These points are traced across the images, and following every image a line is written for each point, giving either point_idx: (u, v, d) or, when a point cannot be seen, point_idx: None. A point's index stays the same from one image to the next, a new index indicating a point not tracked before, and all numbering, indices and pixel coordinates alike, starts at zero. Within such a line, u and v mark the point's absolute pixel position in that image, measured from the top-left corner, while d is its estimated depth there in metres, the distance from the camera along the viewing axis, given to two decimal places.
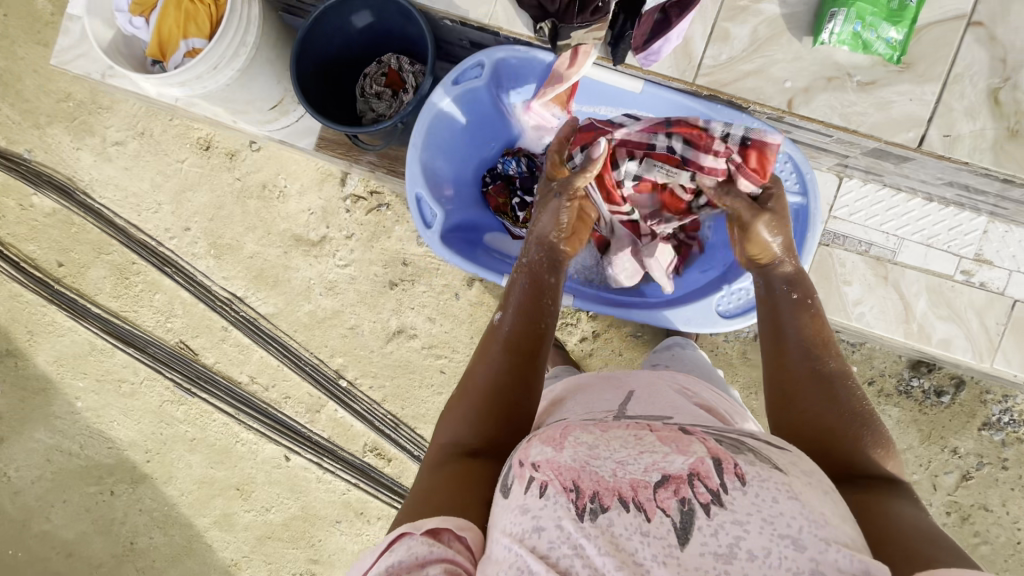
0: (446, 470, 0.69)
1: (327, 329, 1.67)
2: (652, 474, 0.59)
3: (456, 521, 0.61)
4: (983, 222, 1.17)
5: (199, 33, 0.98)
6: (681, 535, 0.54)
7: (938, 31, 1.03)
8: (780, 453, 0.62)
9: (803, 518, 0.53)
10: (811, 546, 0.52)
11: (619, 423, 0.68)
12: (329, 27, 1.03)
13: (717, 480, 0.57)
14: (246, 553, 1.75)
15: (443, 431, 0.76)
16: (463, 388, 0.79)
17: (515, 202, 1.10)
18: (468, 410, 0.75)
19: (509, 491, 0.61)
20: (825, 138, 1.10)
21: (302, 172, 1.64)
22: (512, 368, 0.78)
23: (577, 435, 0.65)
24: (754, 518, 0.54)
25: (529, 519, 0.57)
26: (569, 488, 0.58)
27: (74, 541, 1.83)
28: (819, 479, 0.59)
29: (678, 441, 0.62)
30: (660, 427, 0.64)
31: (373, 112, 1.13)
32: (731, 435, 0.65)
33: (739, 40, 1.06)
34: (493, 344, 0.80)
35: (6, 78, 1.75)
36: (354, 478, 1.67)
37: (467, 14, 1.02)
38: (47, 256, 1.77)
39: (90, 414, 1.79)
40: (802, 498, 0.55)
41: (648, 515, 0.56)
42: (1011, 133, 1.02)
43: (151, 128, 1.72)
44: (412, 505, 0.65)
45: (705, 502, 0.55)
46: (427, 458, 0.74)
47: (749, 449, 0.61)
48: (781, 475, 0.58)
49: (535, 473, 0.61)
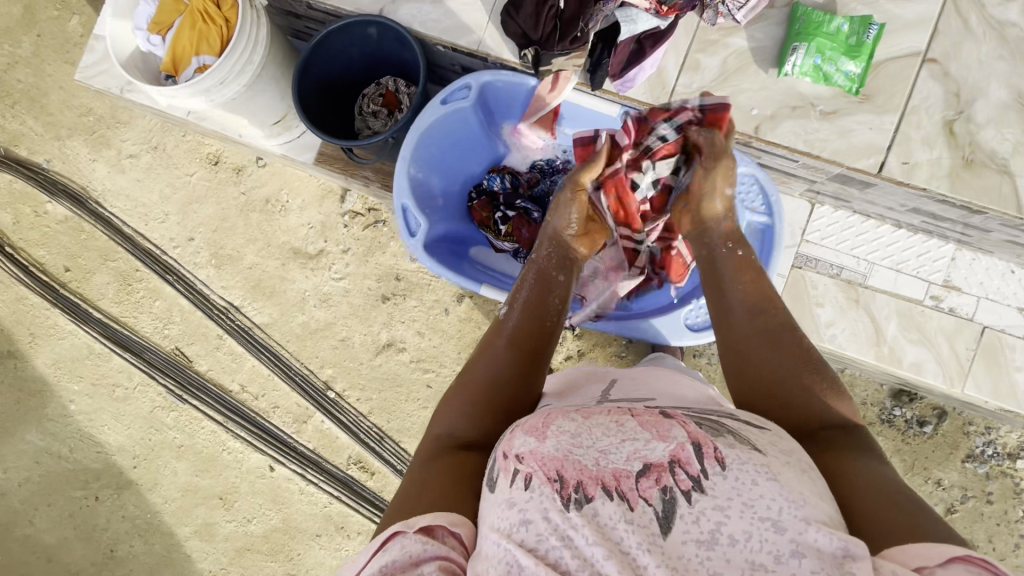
0: (442, 463, 0.71)
1: (319, 340, 1.71)
2: (634, 462, 0.62)
3: (450, 517, 0.63)
4: (951, 249, 1.21)
5: (210, 50, 1.05)
6: (663, 523, 0.58)
7: (895, 67, 1.09)
8: (760, 432, 0.67)
9: (781, 500, 0.57)
10: (790, 527, 0.55)
11: (600, 410, 0.71)
12: (331, 50, 1.11)
13: (696, 466, 0.61)
14: (224, 565, 1.74)
15: (440, 421, 0.79)
16: (462, 380, 0.82)
17: (498, 216, 1.14)
18: (466, 404, 0.78)
19: (495, 485, 0.64)
20: (792, 163, 1.14)
21: (304, 188, 1.72)
22: (516, 366, 0.82)
23: (559, 424, 0.67)
24: (734, 502, 0.58)
25: (516, 512, 0.60)
26: (554, 479, 0.60)
27: (55, 547, 1.82)
28: (797, 458, 0.64)
29: (660, 426, 0.66)
30: (642, 413, 0.69)
31: (369, 129, 1.21)
32: (710, 417, 0.69)
33: (710, 70, 1.12)
34: (499, 340, 0.84)
35: (33, 93, 1.86)
36: (337, 490, 1.67)
37: (457, 41, 1.10)
38: (55, 261, 1.84)
39: (83, 418, 1.82)
40: (781, 478, 0.60)
41: (631, 504, 0.59)
42: (966, 163, 1.07)
43: (164, 143, 1.81)
44: (407, 501, 0.66)
45: (686, 489, 0.59)
46: (421, 451, 0.76)
47: (728, 430, 0.66)
48: (760, 456, 0.62)
49: (519, 465, 0.63)
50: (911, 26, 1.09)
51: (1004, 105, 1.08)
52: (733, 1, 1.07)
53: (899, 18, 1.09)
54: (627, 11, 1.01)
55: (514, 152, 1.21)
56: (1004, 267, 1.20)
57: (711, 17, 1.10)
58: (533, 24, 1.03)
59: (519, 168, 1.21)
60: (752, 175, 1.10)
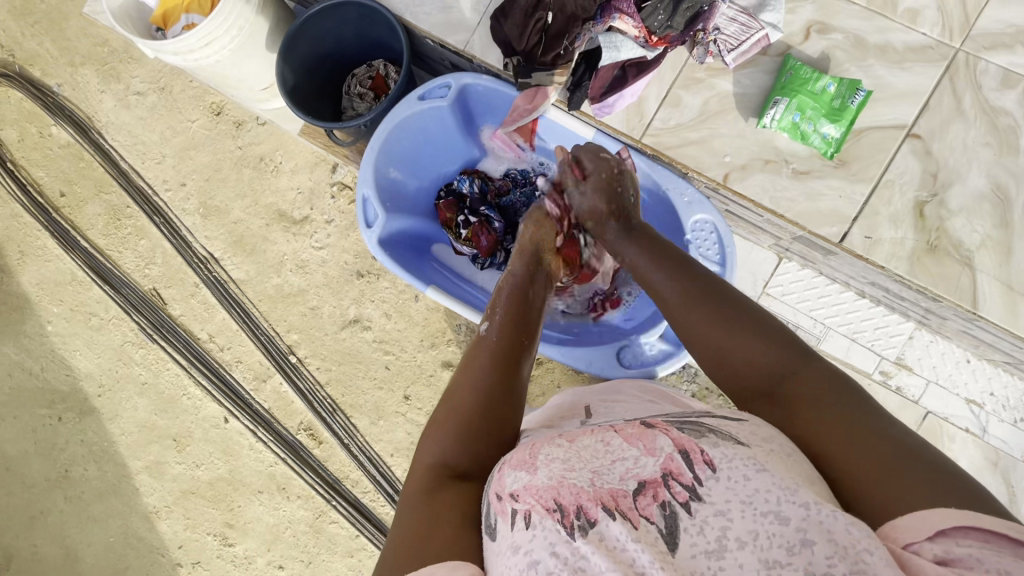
0: (443, 498, 0.69)
1: (289, 305, 1.73)
2: (628, 482, 0.61)
3: (456, 563, 0.60)
4: (910, 327, 1.18)
5: (200, 11, 1.09)
6: (669, 539, 0.55)
7: (878, 136, 1.07)
8: (739, 425, 0.64)
9: (777, 490, 0.55)
10: (793, 516, 0.53)
11: (583, 432, 0.71)
12: (323, 28, 1.12)
13: (689, 475, 0.59)
14: (168, 504, 1.80)
15: (427, 452, 0.76)
16: (448, 405, 0.79)
17: (460, 220, 1.15)
18: (454, 429, 0.76)
19: (496, 532, 0.62)
20: (758, 218, 1.13)
21: (298, 153, 1.72)
22: (499, 382, 0.80)
23: (546, 453, 0.67)
24: (734, 505, 0.56)
25: (523, 556, 0.57)
26: (552, 509, 0.59)
27: (15, 457, 1.90)
28: (779, 444, 0.61)
29: (644, 440, 0.64)
30: (625, 429, 0.67)
31: (354, 111, 1.22)
32: (688, 419, 0.66)
33: (689, 109, 1.11)
34: (481, 357, 0.83)
35: (53, 15, 1.87)
36: (284, 453, 1.72)
37: (445, 39, 1.12)
38: (52, 185, 1.87)
39: (58, 340, 1.87)
40: (770, 468, 0.57)
41: (634, 524, 0.57)
42: (929, 248, 1.06)
43: (171, 85, 1.82)
44: (407, 552, 0.63)
45: (684, 500, 0.58)
46: (413, 484, 0.72)
47: (710, 428, 0.63)
48: (747, 450, 0.60)
49: (517, 503, 0.62)
50: (900, 97, 1.07)
51: (981, 195, 1.06)
52: (725, 43, 1.05)
53: (890, 87, 1.07)
54: (613, 37, 1.00)
55: (490, 157, 1.23)
56: (960, 354, 1.17)
57: (700, 54, 1.07)
58: (518, 35, 1.03)
59: (493, 174, 1.23)
60: (712, 223, 1.08)
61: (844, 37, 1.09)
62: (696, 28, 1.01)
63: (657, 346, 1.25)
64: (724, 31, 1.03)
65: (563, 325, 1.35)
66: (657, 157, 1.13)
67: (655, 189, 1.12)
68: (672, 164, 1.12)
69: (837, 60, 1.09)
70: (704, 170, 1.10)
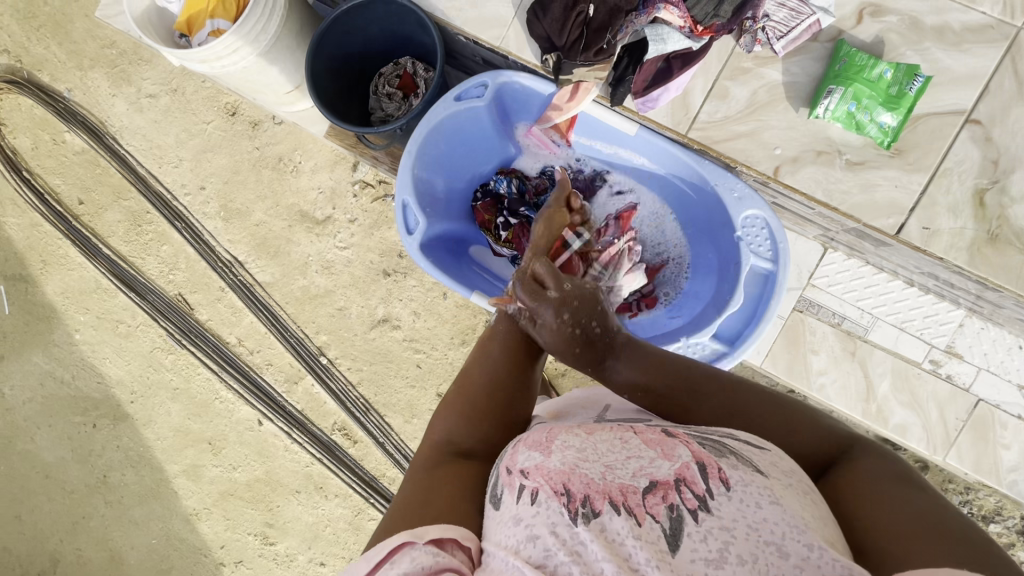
0: (442, 474, 0.70)
1: (317, 306, 1.73)
2: (640, 479, 0.61)
3: (458, 531, 0.61)
4: (960, 315, 1.17)
5: (225, 15, 1.05)
6: (671, 541, 0.56)
7: (935, 122, 1.05)
8: (760, 453, 0.64)
9: (785, 525, 0.55)
10: (794, 553, 0.53)
11: (603, 426, 0.71)
12: (351, 27, 1.10)
13: (702, 486, 0.59)
14: (207, 505, 1.83)
15: (437, 428, 0.79)
16: (460, 385, 0.84)
17: (500, 220, 1.17)
18: (463, 411, 0.79)
19: (500, 502, 0.63)
20: (808, 210, 1.12)
21: (317, 152, 1.70)
22: (509, 370, 0.85)
23: (563, 440, 0.67)
24: (740, 523, 0.55)
25: (523, 529, 0.58)
26: (560, 492, 0.60)
27: (54, 465, 1.92)
28: (798, 481, 0.62)
29: (663, 445, 0.65)
30: (646, 431, 0.67)
31: (382, 111, 1.19)
32: (711, 436, 0.67)
33: (737, 100, 1.08)
34: (493, 345, 0.89)
35: (57, 17, 1.83)
36: (319, 453, 1.73)
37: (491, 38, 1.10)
38: (70, 192, 1.85)
39: (87, 348, 1.88)
40: (783, 502, 0.57)
41: (639, 519, 0.57)
42: (991, 238, 1.05)
43: (184, 86, 1.79)
44: (407, 509, 0.64)
45: (692, 508, 0.57)
46: (421, 456, 0.75)
47: (730, 450, 0.64)
48: (763, 479, 0.60)
49: (526, 480, 0.63)
50: (960, 81, 1.04)
51: None
52: (774, 30, 1.03)
53: (949, 71, 1.04)
54: (658, 29, 0.98)
55: (526, 156, 1.22)
56: (1012, 341, 1.16)
57: (747, 43, 1.05)
58: (558, 30, 1.01)
59: (529, 172, 1.23)
60: (763, 219, 1.05)
61: (898, 20, 1.05)
62: (744, 16, 1.00)
63: None
64: (774, 17, 1.02)
65: None
66: (704, 152, 1.11)
67: (703, 186, 1.10)
68: (720, 158, 1.11)
69: (891, 44, 1.05)
70: (753, 164, 1.09)
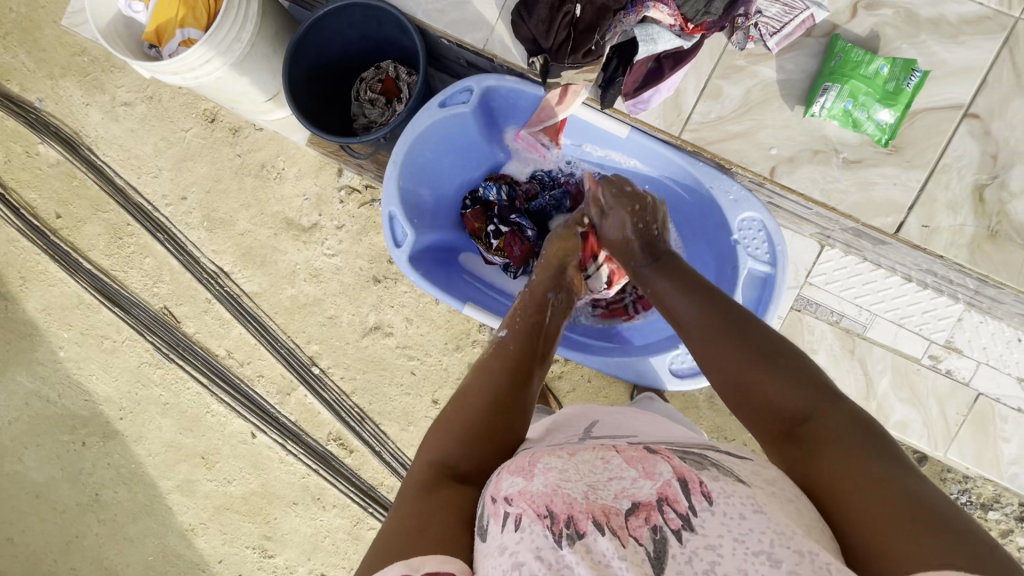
0: (440, 498, 0.67)
1: (307, 315, 1.69)
2: (622, 500, 0.58)
3: (456, 563, 0.59)
4: (959, 309, 1.15)
5: (195, 24, 1.01)
6: (657, 562, 0.53)
7: (932, 118, 1.03)
8: (743, 463, 0.62)
9: (772, 533, 0.52)
10: (786, 562, 0.50)
11: (585, 447, 0.69)
12: (329, 32, 1.05)
13: (685, 503, 0.57)
14: (203, 520, 1.80)
15: (432, 448, 0.75)
16: (456, 402, 0.80)
17: (490, 229, 1.14)
18: (461, 428, 0.76)
19: (486, 534, 0.60)
20: (804, 210, 1.10)
21: (301, 157, 1.65)
22: (507, 388, 0.81)
23: (545, 462, 0.65)
24: (726, 540, 0.53)
25: (507, 557, 0.55)
26: (543, 515, 0.57)
27: (43, 485, 1.88)
28: (783, 488, 0.58)
29: (644, 462, 0.63)
30: (626, 450, 0.65)
31: (365, 118, 1.15)
32: (693, 449, 0.66)
33: (731, 100, 1.06)
34: (495, 362, 0.85)
35: (25, 24, 1.76)
36: (315, 464, 1.71)
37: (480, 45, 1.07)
38: (47, 206, 1.80)
39: (72, 365, 1.84)
40: (768, 510, 0.55)
41: (623, 542, 0.54)
42: (991, 234, 1.04)
43: (160, 93, 1.73)
44: (401, 538, 0.62)
45: (676, 528, 0.55)
46: (414, 478, 0.72)
47: (711, 462, 0.62)
48: (746, 489, 0.57)
49: (509, 507, 0.60)
50: (957, 75, 1.02)
51: None
52: (766, 26, 0.99)
53: (946, 65, 1.02)
54: (649, 28, 0.95)
55: (514, 160, 1.21)
56: (1011, 334, 1.15)
57: (740, 40, 1.01)
58: (544, 31, 0.97)
59: (519, 177, 1.21)
60: (760, 220, 1.04)
61: (894, 13, 1.02)
62: (736, 13, 0.94)
63: None
64: (766, 12, 0.98)
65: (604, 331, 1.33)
66: (698, 153, 1.09)
67: (698, 189, 1.09)
68: (715, 160, 1.09)
69: (887, 38, 1.03)
70: (748, 165, 1.07)
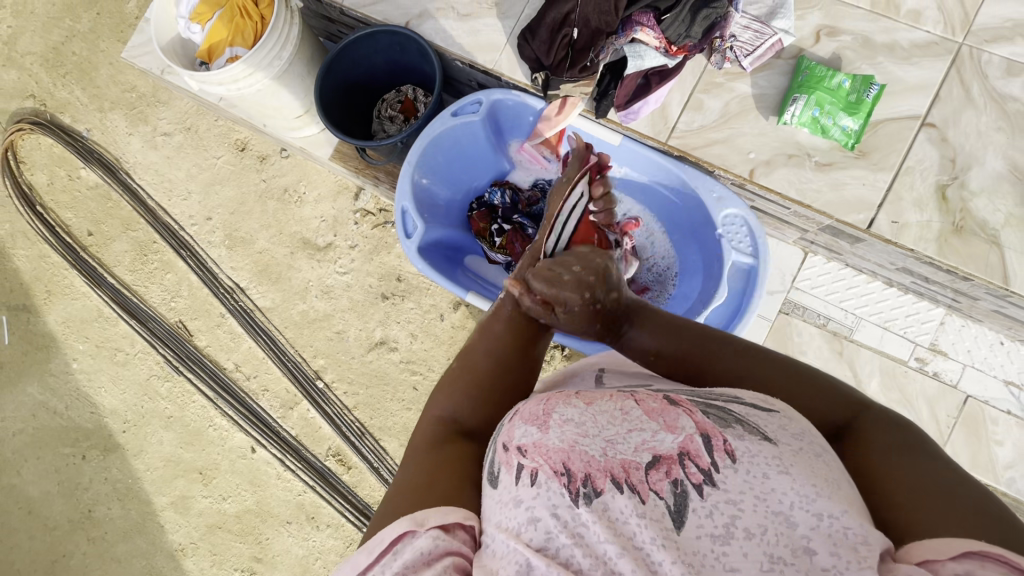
0: (446, 454, 0.64)
1: (315, 330, 1.75)
2: (642, 454, 0.55)
3: (462, 511, 0.58)
4: (940, 313, 1.27)
5: (244, 43, 1.18)
6: (676, 517, 0.51)
7: (895, 127, 1.14)
8: (767, 416, 0.58)
9: (793, 495, 0.51)
10: (802, 523, 0.50)
11: (602, 395, 0.64)
12: (356, 54, 1.22)
13: (707, 458, 0.54)
14: (194, 540, 1.78)
15: (437, 403, 0.72)
16: (461, 362, 0.76)
17: (494, 228, 1.26)
18: (468, 388, 0.72)
19: (497, 480, 0.58)
20: (785, 210, 1.20)
21: (322, 182, 1.77)
22: (513, 347, 0.77)
23: (561, 412, 0.60)
24: (747, 497, 0.51)
25: (523, 511, 0.54)
26: (560, 473, 0.54)
27: (38, 499, 1.87)
28: (809, 443, 0.56)
29: (665, 415, 0.58)
30: (647, 401, 0.60)
31: (384, 133, 1.31)
32: (715, 402, 0.60)
33: (712, 112, 1.18)
34: (500, 322, 0.79)
35: (84, 65, 1.96)
36: (313, 480, 1.71)
37: (482, 59, 1.22)
38: (80, 225, 1.91)
39: (83, 377, 1.88)
40: (793, 472, 0.52)
41: (642, 497, 0.53)
42: (956, 229, 1.11)
43: (198, 125, 1.89)
44: (410, 489, 0.60)
45: (697, 483, 0.53)
46: (418, 436, 0.68)
47: (736, 419, 0.57)
48: (771, 447, 0.54)
49: (523, 460, 0.57)
50: (913, 90, 1.14)
51: (999, 176, 1.11)
52: (741, 48, 1.13)
53: (902, 81, 1.14)
54: (636, 47, 1.08)
55: (519, 170, 1.34)
56: (993, 337, 1.25)
57: (718, 61, 1.16)
58: (546, 51, 1.12)
59: (522, 185, 1.33)
60: (742, 218, 1.15)
61: (852, 39, 1.16)
62: (713, 36, 1.09)
63: None
64: (740, 38, 1.12)
65: None
66: (683, 158, 1.20)
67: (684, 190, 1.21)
68: (699, 163, 1.19)
69: (848, 59, 1.16)
70: (729, 167, 1.17)
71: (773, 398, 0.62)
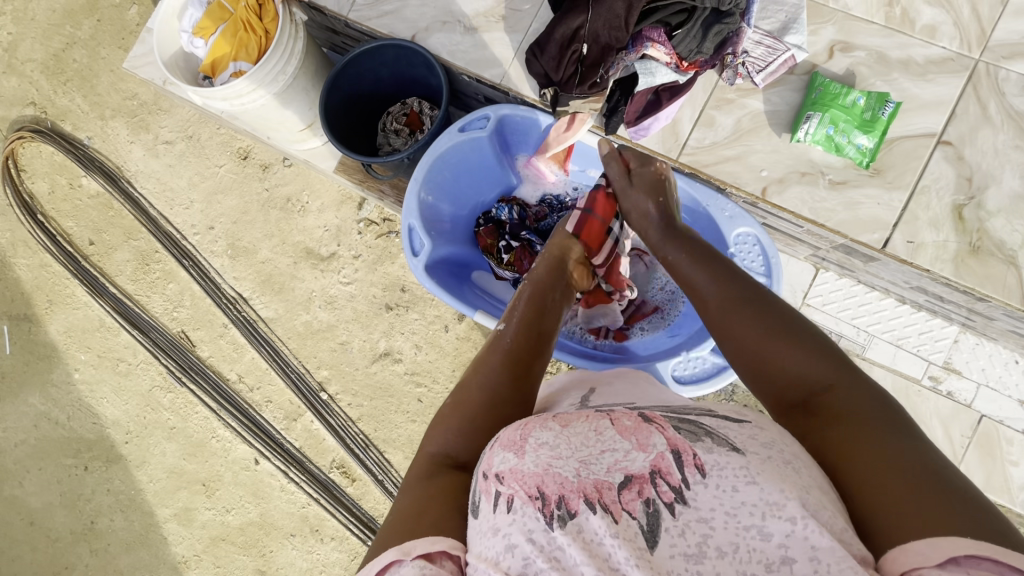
0: (438, 486, 0.63)
1: (319, 341, 1.74)
2: (614, 474, 0.54)
3: (449, 540, 0.56)
4: (955, 331, 1.25)
5: (247, 58, 1.16)
6: (649, 537, 0.50)
7: (910, 145, 1.12)
8: (737, 427, 0.57)
9: (763, 504, 0.50)
10: (776, 532, 0.49)
11: (577, 414, 0.62)
12: (361, 68, 1.21)
13: (678, 476, 0.53)
14: (198, 552, 1.77)
15: (433, 438, 0.70)
16: (457, 396, 0.74)
17: (501, 244, 1.26)
18: (462, 421, 0.70)
19: (477, 510, 0.56)
20: (798, 228, 1.19)
21: (325, 191, 1.76)
22: (508, 378, 0.75)
23: (537, 435, 0.58)
24: (717, 513, 0.51)
25: (500, 539, 0.52)
26: (534, 497, 0.53)
27: (40, 511, 1.86)
28: (779, 451, 0.55)
29: (638, 433, 0.57)
30: (620, 418, 0.59)
31: (389, 146, 1.31)
32: (688, 417, 0.59)
33: (724, 128, 1.17)
34: (493, 353, 0.79)
35: (85, 73, 1.95)
36: (317, 492, 1.70)
37: (492, 75, 1.21)
38: (82, 233, 1.90)
39: (85, 388, 1.86)
40: (761, 480, 0.51)
41: (615, 518, 0.51)
42: (973, 249, 1.10)
43: (200, 133, 1.87)
44: (399, 523, 0.59)
45: (669, 502, 0.52)
46: (412, 471, 0.67)
47: (706, 431, 0.56)
48: (740, 458, 0.53)
49: (500, 486, 0.55)
50: (928, 107, 1.12)
51: (1016, 196, 1.10)
52: (753, 64, 1.13)
53: (917, 98, 1.13)
54: (647, 63, 1.07)
55: (525, 185, 1.33)
56: (1007, 356, 1.24)
57: (729, 77, 1.12)
58: (554, 66, 1.09)
59: (529, 200, 1.33)
60: (754, 236, 1.13)
61: (867, 55, 1.15)
62: (725, 52, 1.07)
63: (703, 362, 1.21)
64: (752, 53, 1.12)
65: (615, 345, 1.35)
66: (694, 175, 1.18)
67: (696, 209, 1.19)
68: (710, 180, 1.18)
69: (861, 76, 1.15)
70: (742, 186, 1.16)
71: (748, 409, 0.61)
